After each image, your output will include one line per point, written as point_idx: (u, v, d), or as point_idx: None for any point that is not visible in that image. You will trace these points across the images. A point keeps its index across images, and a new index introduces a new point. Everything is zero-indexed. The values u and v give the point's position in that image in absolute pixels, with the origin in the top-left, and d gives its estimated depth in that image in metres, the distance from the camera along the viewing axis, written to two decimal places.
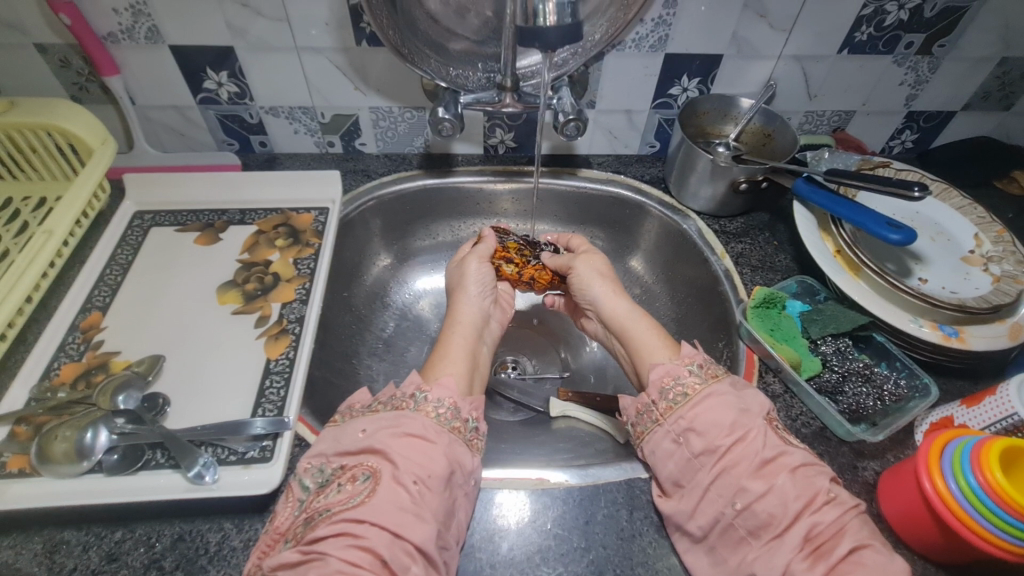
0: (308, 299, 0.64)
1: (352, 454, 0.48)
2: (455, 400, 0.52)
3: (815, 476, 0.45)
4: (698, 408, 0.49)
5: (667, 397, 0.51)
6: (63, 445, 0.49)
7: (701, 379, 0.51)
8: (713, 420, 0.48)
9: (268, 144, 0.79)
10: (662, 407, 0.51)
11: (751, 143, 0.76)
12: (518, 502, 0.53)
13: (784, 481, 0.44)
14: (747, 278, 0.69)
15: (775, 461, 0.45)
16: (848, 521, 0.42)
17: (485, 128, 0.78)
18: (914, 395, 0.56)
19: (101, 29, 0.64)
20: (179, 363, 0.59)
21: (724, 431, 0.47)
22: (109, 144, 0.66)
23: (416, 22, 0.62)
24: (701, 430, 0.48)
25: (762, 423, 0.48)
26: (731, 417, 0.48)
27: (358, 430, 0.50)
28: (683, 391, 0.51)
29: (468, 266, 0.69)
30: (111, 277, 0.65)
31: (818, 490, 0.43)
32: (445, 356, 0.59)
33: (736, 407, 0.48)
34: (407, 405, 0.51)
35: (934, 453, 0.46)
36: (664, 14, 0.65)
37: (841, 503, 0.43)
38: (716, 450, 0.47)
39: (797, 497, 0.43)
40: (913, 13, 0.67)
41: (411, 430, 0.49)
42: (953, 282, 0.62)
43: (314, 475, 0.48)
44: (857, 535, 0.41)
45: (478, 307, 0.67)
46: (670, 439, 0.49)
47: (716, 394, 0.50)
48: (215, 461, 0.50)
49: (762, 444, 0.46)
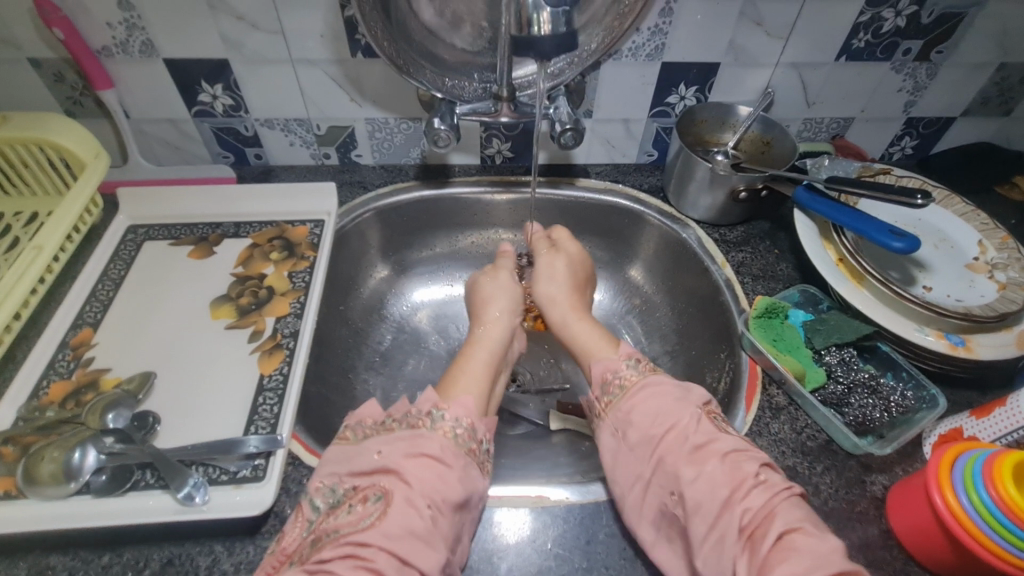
0: (302, 313, 0.63)
1: (366, 474, 0.47)
2: (472, 421, 0.52)
3: (745, 460, 0.45)
4: (635, 399, 0.51)
5: (608, 392, 0.54)
6: (50, 466, 0.48)
7: (637, 372, 0.54)
8: (648, 412, 0.49)
9: (263, 156, 0.79)
10: (603, 402, 0.53)
11: (749, 150, 0.75)
12: (518, 521, 0.51)
13: (714, 467, 0.44)
14: (748, 287, 0.68)
15: (706, 446, 0.46)
16: (777, 505, 0.42)
17: (482, 139, 0.77)
18: (922, 406, 0.54)
19: (95, 43, 0.64)
20: (170, 380, 0.57)
21: (658, 421, 0.48)
22: (102, 157, 0.66)
23: (411, 33, 0.62)
24: (636, 423, 0.49)
25: (694, 411, 0.49)
26: (664, 408, 0.49)
27: (374, 451, 0.48)
28: (621, 383, 0.53)
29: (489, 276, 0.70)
30: (103, 293, 0.64)
31: (746, 475, 0.43)
32: (464, 372, 0.58)
33: (673, 398, 0.50)
34: (423, 423, 0.50)
35: (944, 466, 0.44)
36: (660, 23, 0.65)
37: (773, 486, 0.43)
38: (650, 441, 0.48)
39: (725, 484, 0.43)
40: (909, 20, 0.66)
41: (428, 450, 0.48)
42: (958, 289, 0.61)
43: (326, 496, 0.46)
44: (788, 519, 0.41)
45: (507, 320, 0.65)
46: (609, 436, 0.51)
47: (652, 385, 0.52)
48: (205, 481, 0.49)
49: (691, 431, 0.47)
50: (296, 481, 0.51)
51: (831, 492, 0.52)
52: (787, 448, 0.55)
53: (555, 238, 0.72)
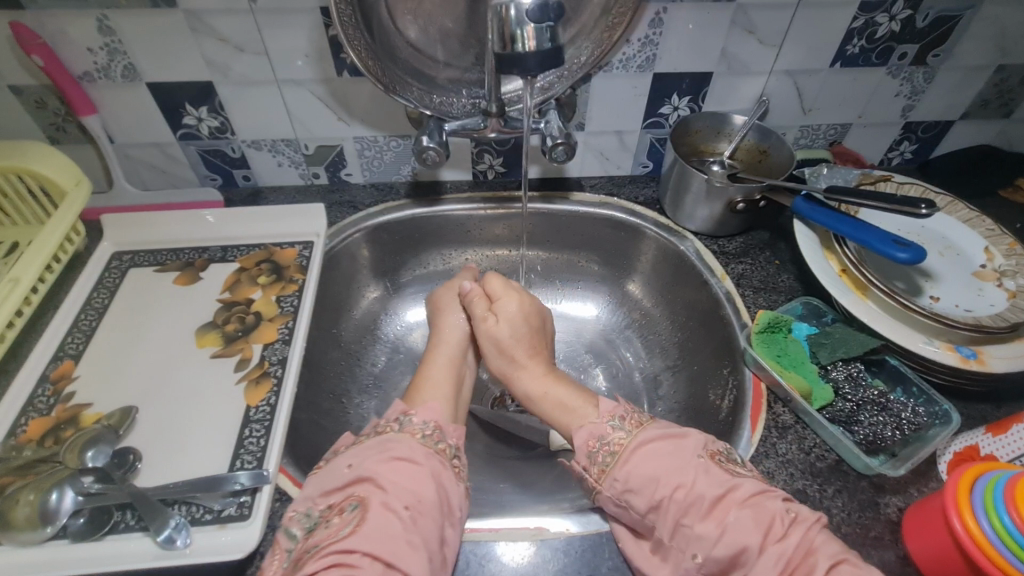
0: (291, 339, 0.61)
1: (339, 489, 0.45)
2: (441, 422, 0.51)
3: (767, 500, 0.44)
4: (630, 464, 0.47)
5: (597, 460, 0.49)
6: (25, 510, 0.45)
7: (627, 433, 0.50)
8: (647, 475, 0.46)
9: (251, 177, 0.77)
10: (595, 471, 0.49)
11: (745, 160, 0.74)
12: (517, 553, 0.49)
13: (740, 517, 0.42)
14: (750, 300, 0.66)
15: (724, 498, 0.44)
16: (813, 541, 0.41)
17: (473, 154, 0.76)
18: (935, 422, 0.52)
19: (76, 69, 0.63)
20: (153, 414, 0.55)
21: (663, 484, 0.46)
22: (84, 185, 0.64)
23: (397, 50, 0.60)
24: (637, 488, 0.47)
25: (700, 463, 0.46)
26: (664, 469, 0.46)
27: (343, 464, 0.47)
28: (610, 450, 0.49)
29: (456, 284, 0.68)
30: (86, 323, 0.62)
31: (774, 516, 0.42)
32: (428, 382, 0.57)
33: (670, 455, 0.47)
34: (391, 428, 0.49)
35: (962, 489, 0.42)
36: (650, 34, 0.64)
37: (805, 520, 0.42)
38: (663, 504, 0.45)
39: (755, 530, 0.42)
40: (904, 24, 0.65)
41: (399, 454, 0.46)
42: (967, 298, 0.59)
43: (301, 522, 0.44)
44: (830, 552, 0.41)
45: (464, 327, 0.64)
46: (613, 504, 0.48)
47: (645, 446, 0.48)
48: (187, 522, 0.47)
49: (702, 486, 0.44)
50: (283, 518, 0.49)
51: (844, 516, 0.49)
52: (796, 470, 0.52)
53: (489, 291, 0.63)
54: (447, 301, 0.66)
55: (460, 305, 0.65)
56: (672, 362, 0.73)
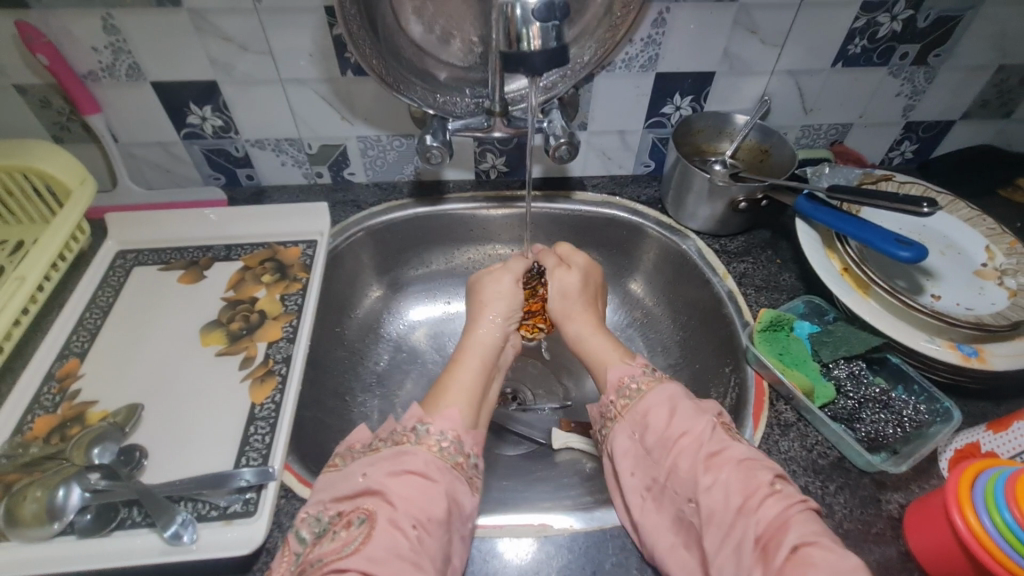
0: (295, 337, 0.62)
1: (349, 498, 0.45)
2: (458, 433, 0.50)
3: (759, 469, 0.44)
4: (650, 404, 0.50)
5: (623, 396, 0.52)
6: (33, 506, 0.46)
7: (652, 377, 0.53)
8: (662, 415, 0.49)
9: (254, 176, 0.77)
10: (619, 405, 0.52)
11: (747, 159, 0.75)
12: (520, 550, 0.49)
13: (728, 475, 0.44)
14: (752, 299, 0.67)
15: (720, 453, 0.45)
16: (791, 517, 0.41)
17: (476, 153, 0.76)
18: (936, 420, 0.53)
19: (81, 68, 0.63)
20: (158, 411, 0.56)
21: (674, 424, 0.48)
22: (88, 183, 0.64)
23: (401, 50, 0.61)
24: (651, 423, 0.49)
25: (710, 419, 0.48)
26: (677, 414, 0.48)
27: (358, 473, 0.47)
28: (637, 387, 0.52)
29: (498, 282, 0.64)
30: (90, 321, 0.63)
31: (760, 484, 0.42)
32: (455, 384, 0.55)
33: (689, 403, 0.49)
34: (408, 439, 0.49)
35: (963, 487, 0.42)
36: (653, 34, 0.64)
37: (788, 497, 0.42)
38: (666, 446, 0.47)
39: (738, 491, 0.42)
40: (905, 24, 0.66)
41: (413, 467, 0.46)
42: (968, 297, 0.59)
43: (311, 526, 0.45)
44: (803, 532, 0.40)
45: (501, 328, 0.62)
46: (627, 437, 0.50)
47: (668, 391, 0.51)
48: (193, 518, 0.47)
49: (706, 438, 0.46)
50: (288, 515, 0.49)
51: (846, 512, 0.50)
52: (798, 467, 0.53)
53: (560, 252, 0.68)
54: (487, 289, 0.64)
55: (500, 285, 0.64)
56: (675, 360, 0.73)
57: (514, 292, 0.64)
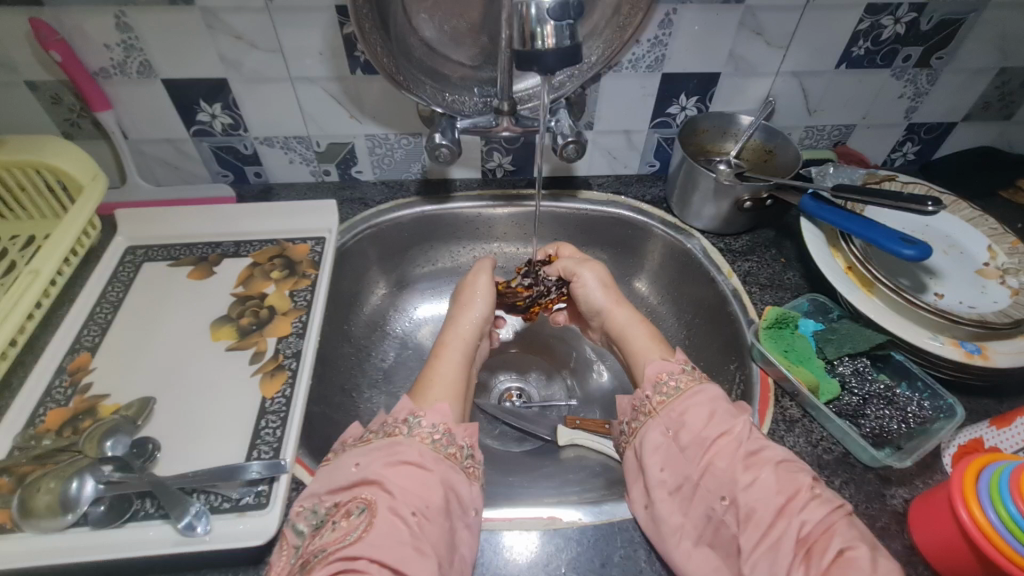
0: (305, 333, 0.62)
1: (346, 489, 0.46)
2: (449, 426, 0.51)
3: (797, 472, 0.45)
4: (690, 402, 0.51)
5: (659, 392, 0.53)
6: (46, 498, 0.46)
7: (692, 376, 0.54)
8: (703, 414, 0.50)
9: (263, 174, 0.78)
10: (655, 401, 0.53)
11: (751, 159, 0.75)
12: (529, 543, 0.50)
13: (768, 476, 0.45)
14: (757, 297, 0.67)
15: (759, 454, 0.46)
16: (835, 520, 0.42)
17: (482, 152, 0.77)
18: (940, 416, 0.53)
19: (93, 64, 0.63)
20: (170, 404, 0.56)
21: (713, 424, 0.49)
22: (100, 180, 0.65)
23: (411, 49, 0.61)
24: (691, 421, 0.50)
25: (746, 421, 0.49)
26: (718, 413, 0.49)
27: (351, 463, 0.48)
28: (675, 385, 0.53)
29: (477, 282, 0.67)
30: (102, 316, 0.63)
31: (801, 486, 0.44)
32: (440, 376, 0.57)
33: (726, 405, 0.51)
34: (400, 431, 0.49)
35: (968, 480, 0.43)
36: (659, 35, 0.65)
37: (828, 501, 0.44)
38: (703, 444, 0.48)
39: (779, 492, 0.44)
40: (909, 26, 0.66)
41: (408, 458, 0.47)
42: (971, 296, 0.60)
43: (308, 518, 0.45)
44: (846, 535, 0.41)
45: (480, 322, 0.64)
46: (659, 432, 0.51)
47: (707, 390, 0.52)
48: (207, 509, 0.47)
49: (746, 438, 0.47)
50: None
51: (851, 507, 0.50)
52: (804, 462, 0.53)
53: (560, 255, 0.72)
54: (466, 290, 0.67)
55: (478, 284, 0.67)
56: None
57: (491, 289, 0.67)
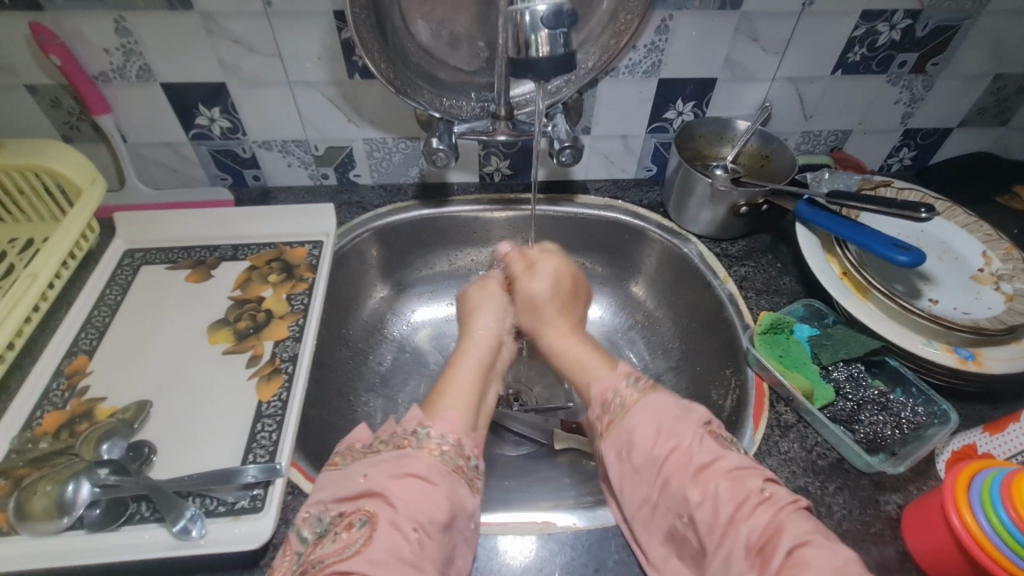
0: (302, 336, 0.62)
1: (351, 499, 0.46)
2: (458, 437, 0.51)
3: (749, 476, 0.45)
4: (635, 420, 0.50)
5: (609, 411, 0.53)
6: (42, 501, 0.46)
7: (639, 389, 0.53)
8: (648, 433, 0.49)
9: (261, 178, 0.78)
10: (605, 420, 0.53)
11: (748, 164, 0.75)
12: (524, 547, 0.50)
13: (717, 487, 0.44)
14: (752, 302, 0.67)
15: (709, 466, 0.46)
16: (784, 521, 0.42)
17: (480, 157, 0.77)
18: (934, 422, 0.54)
19: (92, 68, 0.64)
20: (166, 407, 0.56)
21: (660, 441, 0.48)
22: (98, 183, 0.65)
23: (409, 54, 0.62)
24: (638, 443, 0.49)
25: (699, 431, 0.48)
26: (664, 429, 0.49)
27: (359, 474, 0.47)
28: (621, 401, 0.53)
29: (485, 286, 0.68)
30: (99, 319, 0.63)
31: (750, 492, 0.43)
32: (452, 385, 0.56)
33: (675, 417, 0.49)
34: (409, 443, 0.49)
35: (961, 486, 0.43)
36: (656, 40, 0.65)
37: (779, 501, 0.43)
38: (652, 464, 0.48)
39: (728, 502, 0.43)
40: (904, 33, 0.67)
41: (414, 470, 0.47)
42: (965, 302, 0.60)
43: (313, 526, 0.45)
44: (797, 533, 0.41)
45: (494, 330, 0.64)
46: (614, 455, 0.51)
47: (653, 405, 0.51)
48: (202, 513, 0.48)
49: (694, 452, 0.46)
50: (295, 511, 0.50)
51: (845, 513, 0.50)
52: (798, 468, 0.53)
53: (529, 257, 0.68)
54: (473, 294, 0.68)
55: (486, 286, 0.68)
56: (675, 362, 0.74)
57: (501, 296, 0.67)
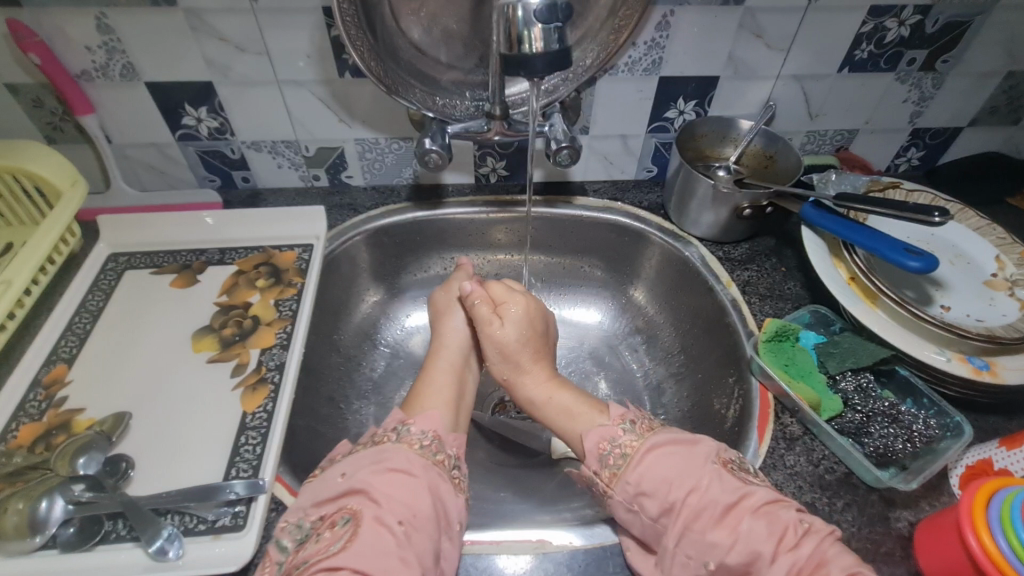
0: (289, 343, 0.60)
1: (332, 500, 0.44)
2: (440, 433, 0.49)
3: (780, 508, 0.43)
4: (644, 464, 0.47)
5: (607, 464, 0.49)
6: (13, 519, 0.44)
7: (637, 436, 0.49)
8: (660, 478, 0.46)
9: (251, 179, 0.76)
10: (606, 475, 0.48)
11: (751, 165, 0.73)
12: (517, 567, 0.48)
13: (752, 524, 0.42)
14: (756, 308, 0.65)
15: (737, 504, 0.43)
16: (826, 552, 0.40)
17: (475, 157, 0.75)
18: (946, 435, 0.51)
19: (74, 67, 0.62)
20: (146, 420, 0.54)
21: (676, 486, 0.45)
22: (80, 185, 0.63)
23: (400, 51, 0.60)
24: (650, 490, 0.46)
25: (713, 468, 0.46)
26: (677, 471, 0.46)
27: (337, 473, 0.46)
28: (621, 453, 0.49)
29: (451, 285, 0.66)
30: (80, 326, 0.61)
31: (787, 525, 0.42)
32: (430, 387, 0.55)
33: (681, 457, 0.47)
34: (389, 438, 0.47)
35: (979, 504, 0.41)
36: (656, 37, 0.63)
37: (818, 532, 0.42)
38: (674, 509, 0.45)
39: (768, 538, 0.41)
40: (914, 29, 0.64)
41: (395, 464, 0.45)
42: (978, 308, 0.58)
43: (292, 534, 0.43)
44: (843, 564, 0.40)
45: (465, 330, 0.62)
46: (623, 508, 0.47)
47: (657, 447, 0.48)
48: (180, 532, 0.46)
49: (716, 490, 0.44)
50: (279, 529, 0.48)
51: (854, 530, 0.48)
52: (804, 483, 0.51)
53: (494, 297, 0.63)
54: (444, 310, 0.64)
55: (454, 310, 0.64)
56: (676, 369, 0.72)
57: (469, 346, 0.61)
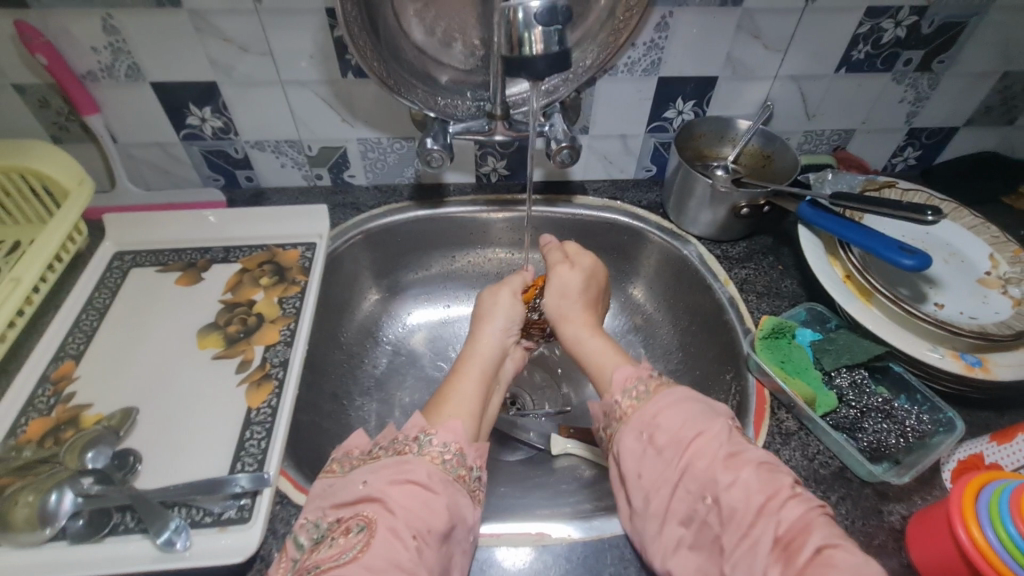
0: (293, 340, 0.61)
1: (349, 504, 0.44)
2: (461, 446, 0.49)
3: (778, 472, 0.43)
4: (663, 404, 0.48)
5: (629, 396, 0.51)
6: (24, 511, 0.45)
7: (660, 380, 0.52)
8: (678, 416, 0.47)
9: (254, 178, 0.77)
10: (626, 407, 0.51)
11: (749, 164, 0.74)
12: (518, 559, 0.49)
13: (749, 475, 0.42)
14: (753, 305, 0.66)
15: (740, 454, 0.44)
16: (814, 519, 0.40)
17: (476, 156, 0.76)
18: (939, 430, 0.52)
19: (80, 68, 0.62)
20: (152, 415, 0.55)
21: (690, 426, 0.46)
22: (87, 185, 0.64)
23: (402, 51, 0.60)
24: (666, 424, 0.47)
25: (727, 423, 0.47)
26: (693, 415, 0.47)
27: (358, 480, 0.46)
28: (645, 388, 0.51)
29: (495, 294, 0.63)
30: (87, 323, 0.62)
31: (782, 486, 0.42)
32: (456, 394, 0.54)
33: (701, 406, 0.48)
34: (410, 449, 0.48)
35: (969, 497, 0.41)
36: (655, 38, 0.64)
37: (808, 501, 0.42)
38: (683, 444, 0.45)
39: (760, 491, 0.42)
40: (910, 30, 0.65)
41: (414, 476, 0.45)
42: (971, 305, 0.59)
43: (309, 532, 0.44)
44: (826, 533, 0.39)
45: (502, 338, 0.61)
46: (634, 439, 0.48)
47: (681, 393, 0.49)
48: (187, 524, 0.47)
49: (725, 440, 0.45)
50: (284, 522, 0.48)
51: (849, 523, 0.49)
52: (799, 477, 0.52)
53: (567, 251, 0.67)
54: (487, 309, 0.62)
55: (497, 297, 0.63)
56: (675, 366, 0.72)
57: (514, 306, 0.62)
